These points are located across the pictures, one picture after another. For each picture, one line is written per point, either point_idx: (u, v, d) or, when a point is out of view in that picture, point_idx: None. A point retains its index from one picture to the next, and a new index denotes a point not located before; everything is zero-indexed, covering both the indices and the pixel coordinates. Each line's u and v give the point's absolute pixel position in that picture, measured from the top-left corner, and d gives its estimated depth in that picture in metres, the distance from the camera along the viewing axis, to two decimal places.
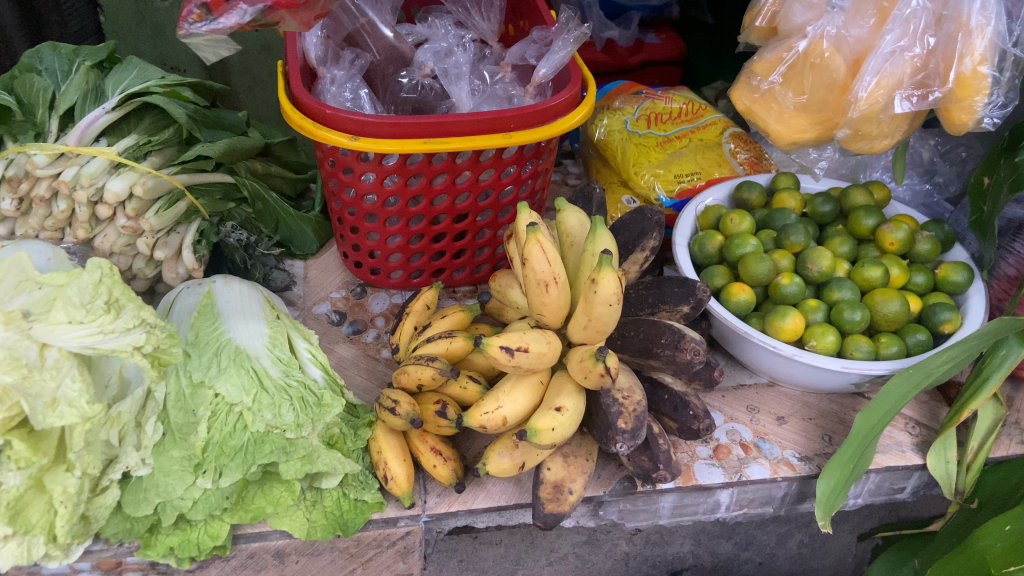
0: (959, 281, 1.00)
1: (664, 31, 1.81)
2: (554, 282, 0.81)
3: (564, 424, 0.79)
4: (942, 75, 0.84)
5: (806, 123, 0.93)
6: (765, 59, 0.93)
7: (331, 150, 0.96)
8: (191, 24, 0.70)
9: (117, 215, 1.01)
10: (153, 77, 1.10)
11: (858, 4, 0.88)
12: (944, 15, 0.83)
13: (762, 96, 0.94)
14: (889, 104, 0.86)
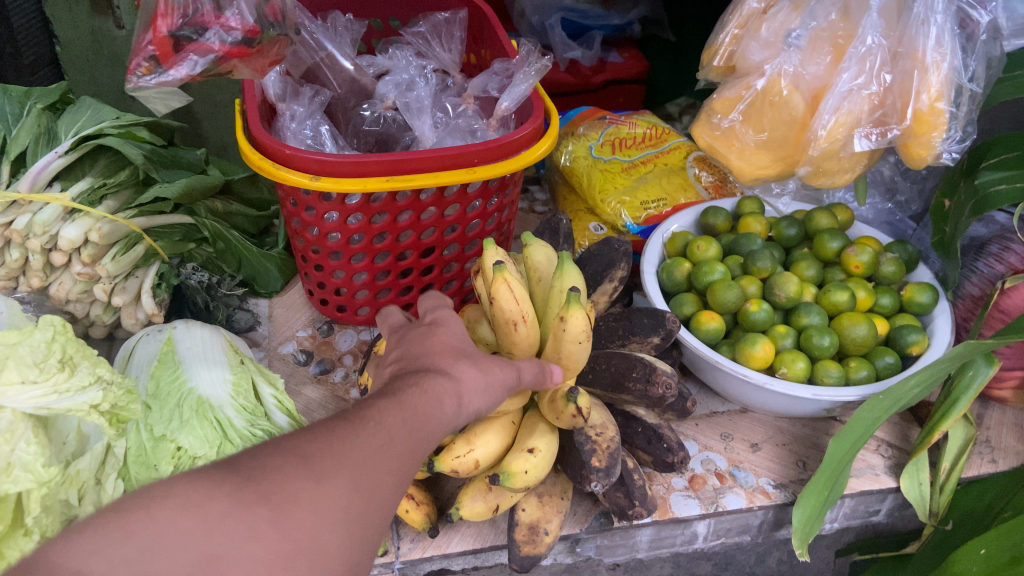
0: (924, 302, 1.01)
1: (627, 49, 1.80)
2: (523, 320, 0.79)
3: (535, 466, 0.77)
4: (900, 113, 0.84)
5: (767, 159, 0.94)
6: (724, 97, 0.94)
7: (292, 190, 0.94)
8: (139, 77, 0.72)
9: (72, 262, 0.98)
10: (108, 118, 1.07)
11: (813, 42, 0.88)
12: (899, 53, 0.84)
13: (723, 133, 0.95)
14: (850, 142, 0.86)
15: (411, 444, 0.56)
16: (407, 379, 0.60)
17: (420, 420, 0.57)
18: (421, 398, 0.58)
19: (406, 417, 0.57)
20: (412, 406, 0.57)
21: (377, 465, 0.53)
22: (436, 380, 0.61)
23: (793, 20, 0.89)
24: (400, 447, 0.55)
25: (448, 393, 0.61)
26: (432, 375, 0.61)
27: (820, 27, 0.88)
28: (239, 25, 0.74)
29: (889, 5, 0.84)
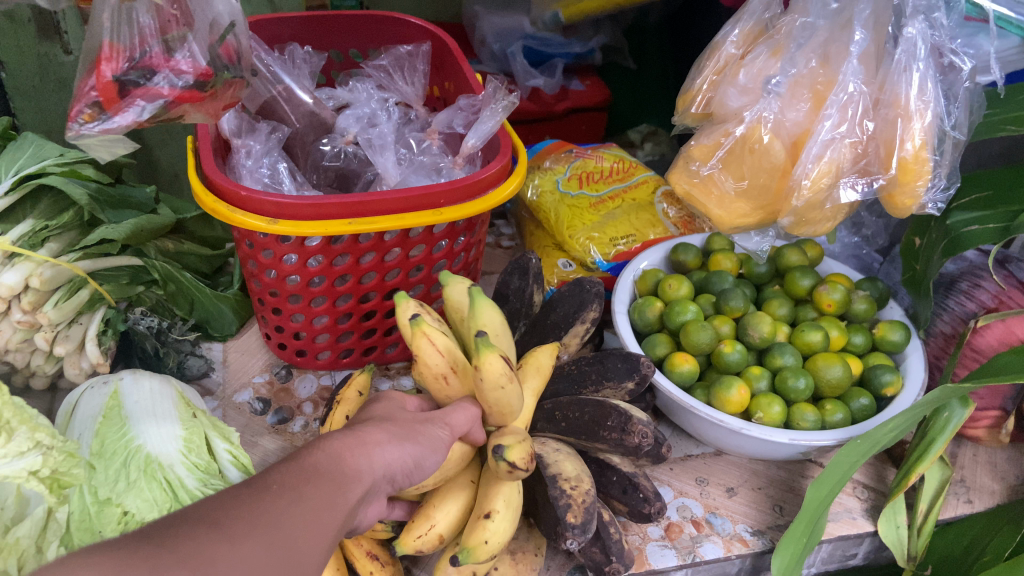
0: (897, 340, 1.01)
1: (588, 78, 1.75)
2: (452, 371, 0.74)
3: (494, 536, 0.71)
4: (883, 164, 0.84)
5: (746, 207, 0.90)
6: (703, 144, 0.90)
7: (249, 232, 0.89)
8: (81, 125, 0.68)
9: (12, 309, 0.93)
10: (50, 155, 1.02)
11: (793, 88, 0.85)
12: (881, 99, 0.83)
13: (701, 181, 0.91)
14: (834, 193, 0.85)
15: (326, 506, 0.52)
16: (310, 447, 0.57)
17: (329, 481, 0.54)
18: (324, 466, 0.55)
19: (312, 482, 0.53)
20: (322, 476, 0.54)
21: (290, 531, 0.49)
22: (339, 451, 0.57)
23: (771, 67, 0.86)
24: (311, 506, 0.51)
25: (355, 463, 0.57)
26: (336, 445, 0.58)
27: (799, 74, 0.85)
28: (189, 68, 0.71)
29: (868, 49, 0.82)
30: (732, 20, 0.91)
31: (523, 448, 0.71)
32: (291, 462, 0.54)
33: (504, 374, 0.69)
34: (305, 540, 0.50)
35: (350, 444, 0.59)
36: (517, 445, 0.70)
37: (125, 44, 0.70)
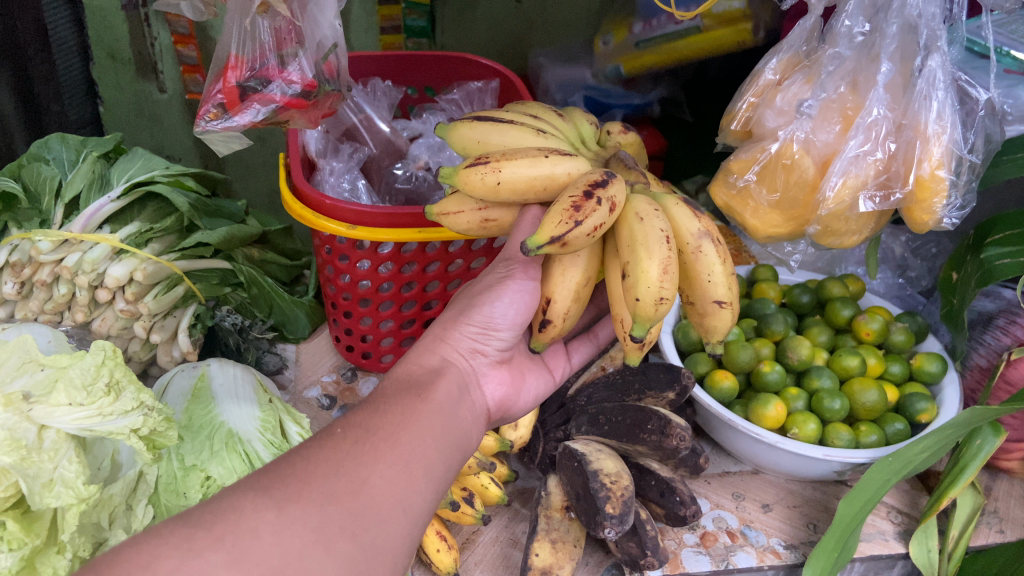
0: (934, 371, 1.03)
1: (646, 128, 1.75)
2: (484, 208, 0.72)
3: (643, 282, 0.61)
4: (904, 177, 0.85)
5: (780, 220, 0.93)
6: (740, 159, 0.93)
7: (329, 238, 0.99)
8: (207, 122, 0.79)
9: (116, 299, 1.04)
10: (157, 167, 1.15)
11: (825, 111, 0.88)
12: (904, 124, 0.85)
13: (738, 193, 0.94)
14: (855, 203, 0.86)
15: (400, 425, 0.63)
16: (379, 387, 0.68)
17: (400, 403, 0.65)
18: (393, 391, 0.67)
19: (381, 410, 0.64)
20: (391, 402, 0.65)
21: (368, 453, 0.59)
22: (405, 375, 0.70)
23: (805, 92, 0.89)
24: (387, 429, 0.61)
25: (423, 374, 0.70)
26: (401, 374, 0.70)
27: (829, 98, 0.88)
28: (299, 79, 0.81)
29: (895, 81, 0.86)
30: (771, 51, 0.96)
31: (558, 210, 0.62)
32: (362, 404, 0.65)
33: (481, 170, 0.67)
34: (390, 452, 0.60)
35: (403, 372, 0.70)
36: (550, 215, 0.62)
37: (248, 55, 0.81)
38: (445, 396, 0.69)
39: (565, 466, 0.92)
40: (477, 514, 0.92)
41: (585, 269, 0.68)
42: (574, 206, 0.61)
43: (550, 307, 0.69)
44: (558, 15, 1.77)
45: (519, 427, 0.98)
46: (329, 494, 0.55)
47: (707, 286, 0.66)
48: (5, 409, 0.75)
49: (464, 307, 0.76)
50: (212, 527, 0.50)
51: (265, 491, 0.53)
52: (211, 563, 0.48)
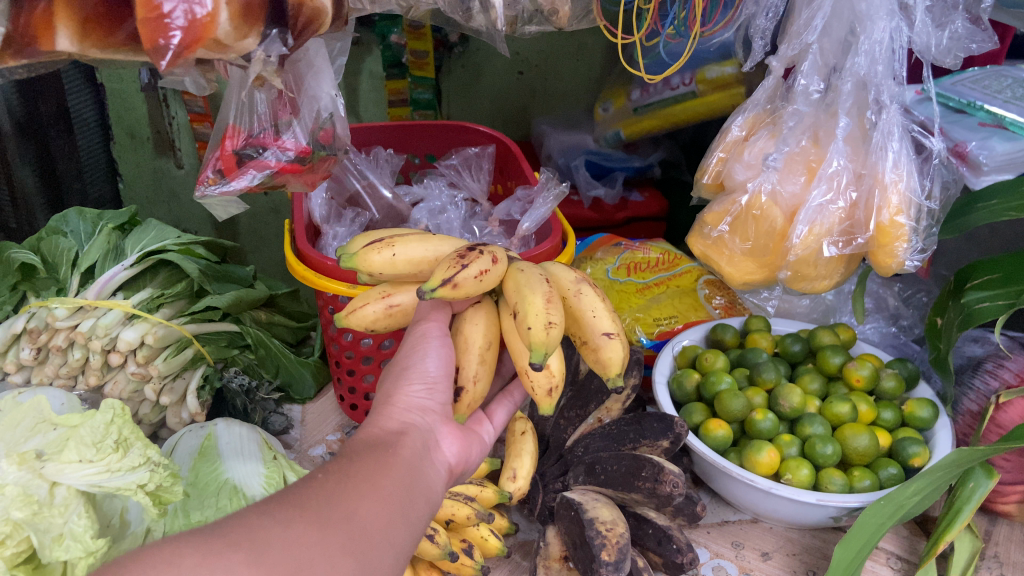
0: (925, 417, 1.05)
1: (647, 190, 1.75)
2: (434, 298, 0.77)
3: (533, 313, 0.70)
4: (865, 224, 0.94)
5: (753, 266, 1.01)
6: (714, 211, 1.02)
7: (332, 298, 1.03)
8: (207, 187, 0.86)
9: (128, 362, 1.09)
10: (169, 235, 1.21)
11: (789, 164, 0.96)
12: (863, 174, 0.94)
13: (713, 242, 1.03)
14: (818, 249, 0.95)
15: (381, 475, 0.63)
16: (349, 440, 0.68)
17: (370, 453, 0.65)
18: (365, 445, 0.66)
19: (357, 459, 0.64)
20: (361, 454, 0.65)
21: (350, 496, 0.59)
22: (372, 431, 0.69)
23: (770, 146, 0.97)
24: (366, 481, 0.61)
25: (387, 432, 0.69)
26: (366, 433, 0.69)
27: (792, 152, 0.96)
28: (293, 146, 0.86)
29: (854, 133, 0.95)
30: (737, 109, 1.03)
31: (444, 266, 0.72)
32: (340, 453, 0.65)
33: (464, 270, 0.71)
34: (368, 497, 0.60)
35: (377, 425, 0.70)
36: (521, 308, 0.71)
37: (245, 126, 0.85)
38: (416, 440, 0.69)
39: (563, 515, 0.94)
40: (477, 565, 0.92)
41: (484, 333, 0.77)
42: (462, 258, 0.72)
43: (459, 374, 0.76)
44: (557, 86, 1.85)
45: (518, 479, 1.00)
46: (321, 526, 0.55)
47: (594, 321, 0.76)
48: (18, 467, 0.78)
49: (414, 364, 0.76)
50: (229, 531, 0.52)
51: (270, 509, 0.55)
52: (231, 560, 0.50)
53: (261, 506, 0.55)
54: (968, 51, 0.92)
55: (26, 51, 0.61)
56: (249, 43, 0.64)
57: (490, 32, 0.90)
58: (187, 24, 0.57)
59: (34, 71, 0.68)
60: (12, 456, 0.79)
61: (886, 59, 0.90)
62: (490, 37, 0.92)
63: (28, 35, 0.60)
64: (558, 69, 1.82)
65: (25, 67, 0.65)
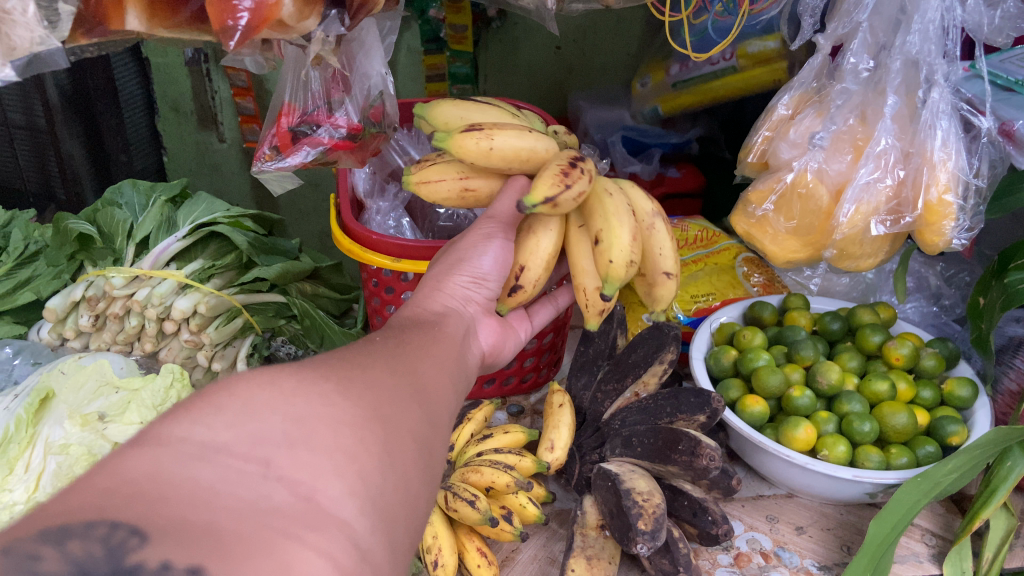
0: (965, 396, 1.05)
1: (684, 166, 1.75)
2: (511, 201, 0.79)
3: (617, 248, 0.74)
4: (912, 203, 0.94)
5: (797, 245, 1.02)
6: (758, 190, 1.03)
7: (376, 271, 1.06)
8: (263, 163, 0.89)
9: (181, 330, 1.14)
10: (219, 209, 1.25)
11: (836, 143, 0.96)
12: (911, 152, 0.93)
13: (756, 221, 1.04)
14: (866, 227, 0.95)
15: (430, 344, 0.65)
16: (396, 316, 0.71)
17: (420, 327, 0.67)
18: (413, 321, 0.69)
19: (408, 330, 0.66)
20: (410, 327, 0.67)
21: (409, 354, 0.60)
22: (417, 312, 0.72)
23: (816, 124, 0.98)
24: (419, 346, 0.63)
25: (431, 315, 0.72)
26: (410, 311, 0.73)
27: (840, 130, 0.97)
28: (345, 123, 0.88)
29: (901, 112, 0.94)
30: (783, 88, 1.04)
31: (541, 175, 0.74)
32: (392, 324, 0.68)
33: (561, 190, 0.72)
34: (425, 360, 0.61)
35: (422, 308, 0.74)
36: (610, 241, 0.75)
37: (300, 103, 0.88)
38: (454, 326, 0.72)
39: (600, 486, 0.96)
40: (516, 531, 0.94)
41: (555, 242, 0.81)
42: (561, 172, 0.73)
43: (523, 274, 0.81)
44: (597, 60, 1.83)
45: (555, 449, 1.03)
46: (394, 372, 0.55)
47: (658, 258, 0.81)
48: (83, 429, 0.85)
49: (452, 257, 0.80)
50: (323, 368, 0.49)
51: (348, 357, 0.54)
52: (326, 390, 0.47)
53: (342, 354, 0.54)
54: (1021, 31, 0.90)
55: (96, 31, 0.62)
56: (309, 25, 0.66)
57: (539, 9, 0.92)
58: (254, 5, 0.59)
59: (101, 50, 0.71)
60: (75, 419, 0.86)
61: (938, 38, 0.89)
62: (540, 16, 0.94)
63: (97, 15, 0.61)
64: (598, 44, 1.81)
65: (94, 46, 0.68)
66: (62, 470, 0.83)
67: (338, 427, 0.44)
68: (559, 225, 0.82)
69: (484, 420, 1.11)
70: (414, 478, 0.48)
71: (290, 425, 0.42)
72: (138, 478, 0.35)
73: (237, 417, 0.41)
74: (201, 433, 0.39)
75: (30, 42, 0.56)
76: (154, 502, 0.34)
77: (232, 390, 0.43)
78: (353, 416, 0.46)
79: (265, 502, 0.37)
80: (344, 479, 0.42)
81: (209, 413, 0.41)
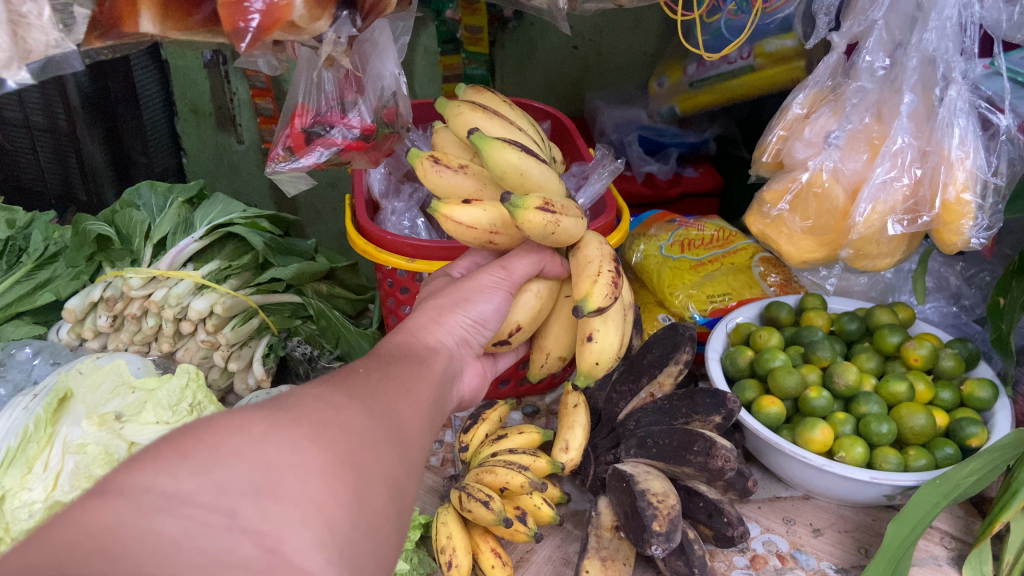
0: (984, 397, 1.04)
1: (702, 165, 1.74)
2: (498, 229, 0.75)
3: (604, 350, 0.75)
4: (930, 201, 0.92)
5: (813, 245, 1.02)
6: (773, 189, 1.02)
7: (390, 272, 1.06)
8: (278, 163, 0.91)
9: (198, 330, 1.14)
10: (235, 210, 1.27)
11: (852, 142, 0.96)
12: (928, 151, 0.92)
13: (772, 221, 1.03)
14: (883, 227, 0.94)
15: (411, 380, 0.61)
16: (383, 344, 0.67)
17: (405, 360, 0.63)
18: (399, 352, 0.65)
19: (394, 364, 0.62)
20: (397, 360, 0.63)
21: (387, 394, 0.56)
22: (407, 341, 0.68)
23: (832, 123, 0.97)
24: (399, 381, 0.59)
25: (422, 348, 0.68)
26: (402, 340, 0.68)
27: (855, 129, 0.96)
28: (358, 124, 0.88)
29: (918, 110, 0.93)
30: (798, 86, 1.03)
31: (588, 273, 0.72)
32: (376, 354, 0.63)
33: (547, 218, 0.68)
34: (405, 399, 0.57)
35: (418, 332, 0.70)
36: (598, 343, 0.75)
37: (313, 104, 0.88)
38: (444, 358, 0.68)
39: (615, 487, 0.96)
40: (530, 532, 0.93)
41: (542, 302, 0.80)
42: (611, 281, 0.71)
43: (515, 332, 0.80)
44: (612, 60, 1.83)
45: (570, 450, 1.03)
46: (368, 414, 0.52)
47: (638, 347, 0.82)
48: (100, 428, 0.86)
49: (454, 295, 0.74)
50: (292, 409, 0.47)
51: (323, 394, 0.51)
52: (297, 434, 0.45)
53: (316, 394, 0.51)
54: None
55: (111, 32, 0.63)
56: (321, 26, 0.66)
57: (550, 9, 0.92)
58: (265, 7, 0.59)
59: (117, 53, 0.71)
60: (93, 418, 0.87)
61: (955, 35, 0.88)
62: (552, 16, 0.94)
63: (113, 16, 0.61)
64: (614, 44, 1.81)
65: (110, 48, 0.69)
66: (79, 469, 0.83)
67: (307, 474, 0.43)
68: (550, 288, 0.81)
69: (498, 420, 1.11)
70: (383, 529, 0.46)
71: (258, 472, 0.41)
72: (100, 531, 0.36)
73: (204, 463, 0.40)
74: (165, 482, 0.39)
75: (45, 46, 0.57)
76: (114, 559, 0.35)
77: (201, 436, 0.42)
78: (323, 463, 0.44)
79: (229, 556, 0.37)
80: (312, 529, 0.41)
81: (171, 461, 0.40)
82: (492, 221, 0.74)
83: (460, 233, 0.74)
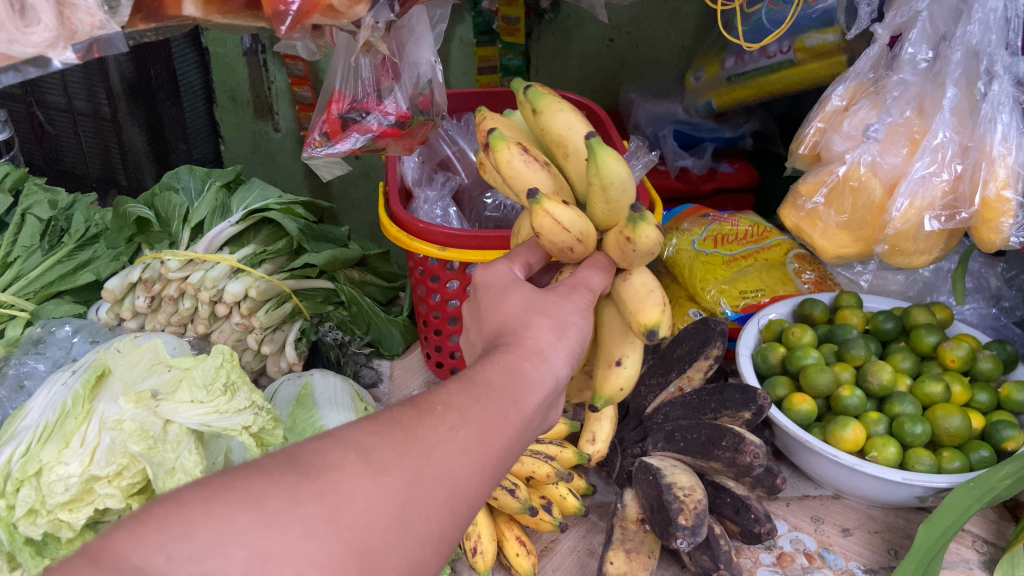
0: (1022, 400, 1.02)
1: (737, 161, 1.72)
2: (578, 243, 0.71)
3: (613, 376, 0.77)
4: (969, 198, 0.91)
5: (848, 239, 1.00)
6: (809, 182, 1.01)
7: (422, 260, 1.06)
8: (313, 149, 0.91)
9: (232, 313, 1.16)
10: (271, 196, 1.29)
11: (891, 135, 0.94)
12: (970, 146, 0.91)
13: (807, 214, 1.02)
14: (919, 223, 0.92)
15: (492, 422, 0.55)
16: (481, 364, 0.60)
17: (497, 399, 0.57)
18: (497, 380, 0.58)
19: (482, 400, 0.56)
20: (488, 391, 0.57)
21: (451, 446, 0.52)
22: (508, 361, 0.60)
23: (871, 117, 0.96)
24: (478, 426, 0.55)
25: (524, 370, 0.60)
26: (501, 349, 0.62)
27: (895, 123, 0.94)
28: (394, 111, 0.89)
29: (961, 105, 0.91)
30: (839, 79, 1.02)
31: (650, 301, 0.71)
32: (464, 379, 0.58)
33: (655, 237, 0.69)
34: (472, 452, 0.53)
35: (525, 340, 0.63)
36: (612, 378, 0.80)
37: (350, 91, 0.89)
38: (548, 388, 0.61)
39: (641, 479, 0.95)
40: (556, 521, 0.95)
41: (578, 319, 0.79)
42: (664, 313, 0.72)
43: None
44: (649, 52, 1.81)
45: (597, 441, 1.01)
46: (413, 482, 0.50)
47: None
48: (136, 405, 0.86)
49: (551, 309, 0.66)
50: (318, 478, 0.47)
51: (369, 450, 0.50)
52: (312, 514, 0.45)
53: (358, 439, 0.50)
54: None
55: (154, 15, 0.64)
56: (359, 10, 0.67)
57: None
58: None
59: (159, 35, 0.72)
60: (131, 396, 0.87)
61: (1000, 28, 0.86)
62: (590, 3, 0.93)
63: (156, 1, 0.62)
64: (651, 38, 1.79)
65: (152, 31, 0.69)
66: (116, 446, 0.85)
67: (306, 566, 0.43)
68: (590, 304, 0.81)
69: None
70: None
71: (252, 565, 0.42)
72: None
73: (202, 547, 0.42)
74: (156, 563, 0.40)
75: (91, 27, 0.58)
76: None
77: (210, 505, 0.43)
78: (330, 554, 0.45)
79: None
80: None
81: (169, 539, 0.41)
82: (582, 227, 0.70)
83: (549, 231, 0.69)
